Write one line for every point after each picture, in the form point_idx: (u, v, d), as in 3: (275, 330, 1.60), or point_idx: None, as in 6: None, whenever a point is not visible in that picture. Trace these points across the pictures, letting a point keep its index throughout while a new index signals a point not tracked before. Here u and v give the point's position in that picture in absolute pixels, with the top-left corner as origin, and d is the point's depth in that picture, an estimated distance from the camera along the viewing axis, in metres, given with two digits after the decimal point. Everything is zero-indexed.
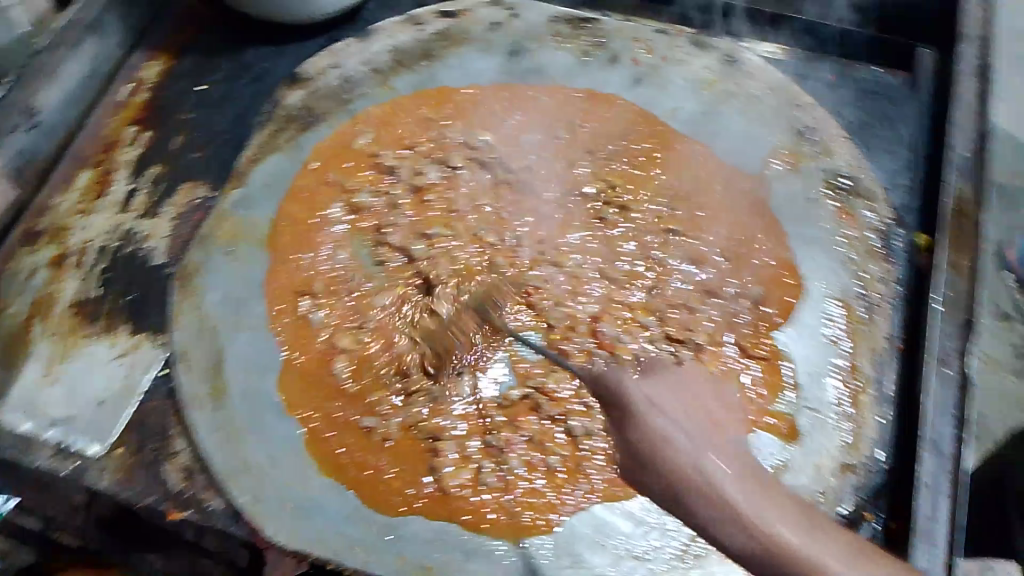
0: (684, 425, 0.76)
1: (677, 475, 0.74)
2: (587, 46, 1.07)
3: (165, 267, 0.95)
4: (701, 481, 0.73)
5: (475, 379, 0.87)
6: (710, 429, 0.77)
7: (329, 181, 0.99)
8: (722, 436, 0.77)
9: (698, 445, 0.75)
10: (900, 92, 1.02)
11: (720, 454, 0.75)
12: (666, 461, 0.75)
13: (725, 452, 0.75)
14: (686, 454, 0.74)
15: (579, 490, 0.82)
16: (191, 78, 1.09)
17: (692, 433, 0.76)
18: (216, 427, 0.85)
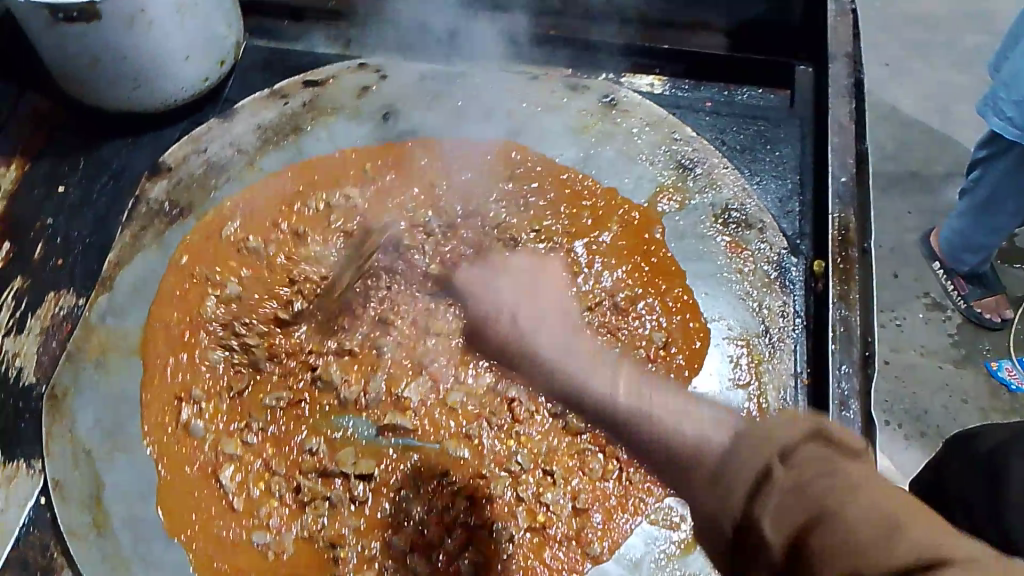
0: (519, 282, 0.60)
1: (517, 351, 0.58)
2: (461, 100, 1.05)
3: (37, 388, 0.88)
4: (546, 361, 0.57)
5: (379, 471, 0.81)
6: (529, 292, 0.60)
7: (199, 276, 0.93)
8: (551, 303, 0.59)
9: (541, 323, 0.58)
10: (778, 113, 1.04)
11: (528, 315, 0.58)
12: (490, 331, 0.59)
13: (563, 325, 0.58)
14: (521, 330, 0.58)
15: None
16: (45, 181, 1.02)
17: (518, 302, 0.59)
18: (100, 559, 0.78)
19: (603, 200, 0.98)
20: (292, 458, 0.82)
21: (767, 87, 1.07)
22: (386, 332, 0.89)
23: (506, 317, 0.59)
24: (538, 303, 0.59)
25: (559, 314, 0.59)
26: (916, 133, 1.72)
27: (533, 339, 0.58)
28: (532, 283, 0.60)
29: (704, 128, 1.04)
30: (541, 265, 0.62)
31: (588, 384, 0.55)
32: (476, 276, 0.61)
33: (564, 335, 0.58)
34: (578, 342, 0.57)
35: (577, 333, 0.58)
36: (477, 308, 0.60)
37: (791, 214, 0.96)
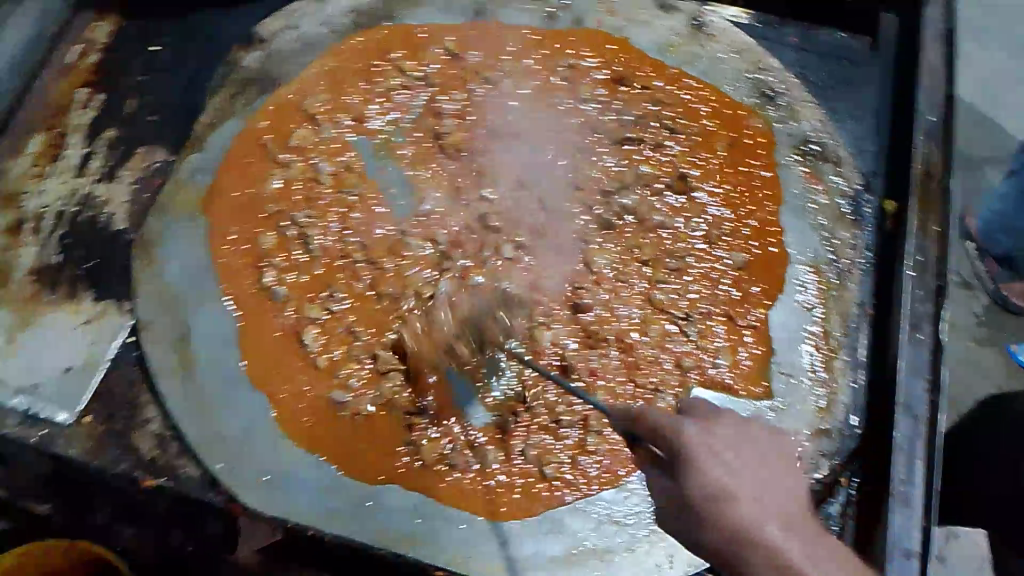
0: (713, 426, 0.60)
1: (735, 548, 0.55)
2: (551, 9, 1.07)
3: (127, 235, 0.91)
4: (691, 465, 0.57)
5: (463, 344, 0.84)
6: (762, 452, 0.59)
7: (291, 145, 0.95)
8: (744, 459, 0.58)
9: (735, 472, 0.57)
10: (860, 54, 1.06)
11: (736, 481, 0.57)
12: (684, 479, 0.57)
13: (778, 491, 0.57)
14: (718, 488, 0.56)
15: (578, 481, 0.80)
16: (139, 38, 1.04)
17: (713, 446, 0.58)
18: (187, 398, 0.81)
19: (683, 120, 0.99)
20: (372, 328, 0.85)
21: (854, 31, 1.09)
22: (471, 235, 0.91)
23: (681, 451, 0.58)
24: (768, 468, 0.58)
25: (770, 489, 0.57)
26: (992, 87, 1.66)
27: (709, 462, 0.57)
28: (758, 452, 0.59)
29: (787, 62, 1.06)
30: (747, 435, 0.60)
31: (759, 521, 0.55)
32: (698, 437, 0.58)
33: (748, 482, 0.57)
34: (762, 468, 0.58)
35: (777, 471, 0.59)
36: (668, 442, 0.59)
37: (866, 152, 0.99)
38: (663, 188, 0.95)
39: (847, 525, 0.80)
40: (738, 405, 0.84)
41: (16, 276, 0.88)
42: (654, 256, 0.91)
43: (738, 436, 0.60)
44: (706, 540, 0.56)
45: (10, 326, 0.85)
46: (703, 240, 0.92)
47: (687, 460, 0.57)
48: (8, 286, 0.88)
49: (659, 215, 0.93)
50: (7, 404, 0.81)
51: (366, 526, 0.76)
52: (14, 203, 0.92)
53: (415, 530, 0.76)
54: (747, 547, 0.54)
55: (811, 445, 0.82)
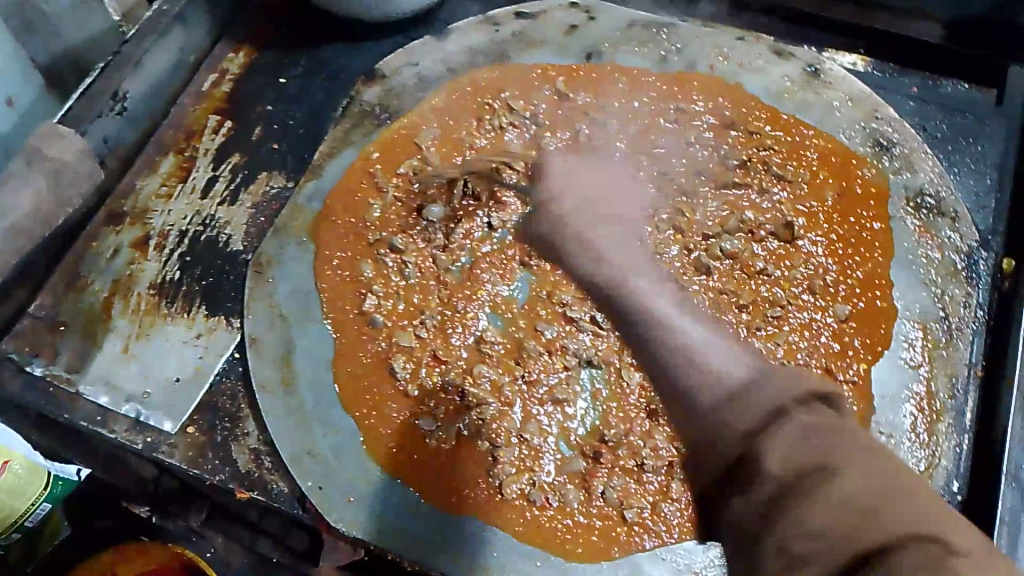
0: (575, 167, 0.69)
1: (560, 242, 0.65)
2: (664, 52, 1.07)
3: (243, 255, 0.96)
4: (552, 195, 0.67)
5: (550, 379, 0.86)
6: (613, 186, 0.68)
7: (401, 178, 0.98)
8: (594, 186, 0.67)
9: (585, 199, 0.66)
10: (984, 108, 1.03)
11: (586, 206, 0.65)
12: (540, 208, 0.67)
13: (621, 222, 0.66)
14: (561, 207, 0.66)
15: (657, 528, 0.79)
16: (267, 69, 1.09)
17: (571, 180, 0.68)
18: (285, 413, 0.84)
19: (793, 166, 0.98)
20: (462, 358, 0.87)
21: (976, 82, 1.05)
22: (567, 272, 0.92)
23: (547, 190, 0.68)
24: (614, 215, 0.65)
25: (613, 217, 0.65)
26: None
27: (566, 207, 0.66)
28: (609, 191, 0.67)
29: (906, 112, 1.03)
30: (610, 184, 0.68)
31: (597, 236, 0.63)
32: (560, 174, 0.68)
33: (595, 206, 0.65)
34: (619, 203, 0.67)
35: (630, 215, 0.67)
36: (547, 183, 0.68)
37: (984, 208, 0.95)
38: (766, 236, 0.93)
39: None
40: None
41: (139, 288, 0.94)
42: (752, 302, 0.89)
43: (597, 178, 0.68)
44: (551, 243, 0.66)
45: (130, 335, 0.91)
46: (805, 290, 0.90)
47: (546, 194, 0.67)
48: (130, 297, 0.93)
49: (761, 261, 0.91)
50: (120, 410, 0.87)
51: (444, 555, 0.77)
52: (144, 219, 0.99)
53: (493, 561, 0.77)
54: (591, 257, 0.62)
55: None
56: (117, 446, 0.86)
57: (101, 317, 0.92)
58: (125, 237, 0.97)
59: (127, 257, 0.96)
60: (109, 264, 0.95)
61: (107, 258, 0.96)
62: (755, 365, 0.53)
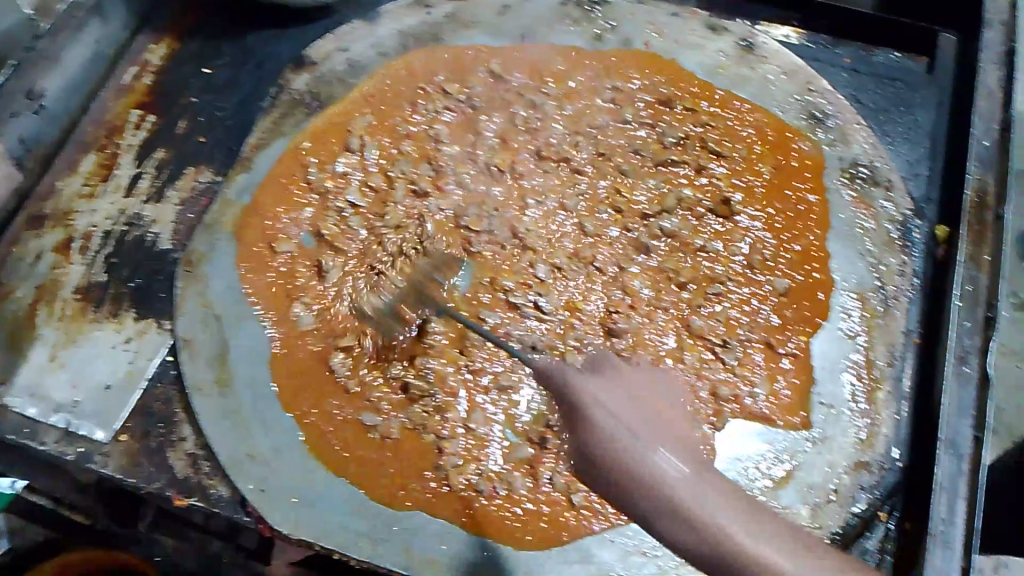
0: (596, 369, 0.68)
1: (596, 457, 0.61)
2: (599, 30, 1.05)
3: (172, 254, 0.93)
4: (580, 404, 0.64)
5: (493, 364, 0.84)
6: (640, 380, 0.68)
7: (333, 169, 0.96)
8: (619, 396, 0.65)
9: (625, 397, 0.65)
10: (917, 77, 1.03)
11: (632, 406, 0.64)
12: (574, 418, 0.64)
13: (662, 419, 0.64)
14: (591, 421, 0.63)
15: (605, 511, 0.78)
16: (191, 60, 1.06)
17: (595, 385, 0.65)
18: (222, 416, 0.82)
19: (730, 142, 0.97)
20: (404, 348, 0.85)
21: (910, 51, 1.06)
22: (508, 258, 0.91)
23: (572, 396, 0.65)
24: (637, 401, 0.65)
25: (637, 414, 0.64)
26: None
27: (588, 389, 0.65)
28: (631, 389, 0.66)
29: (840, 83, 1.03)
30: (647, 381, 0.68)
31: (641, 451, 0.60)
32: (574, 378, 0.66)
33: (622, 410, 0.63)
34: (641, 403, 0.65)
35: (653, 410, 0.65)
36: (573, 387, 0.65)
37: (918, 176, 0.96)
38: (705, 212, 0.93)
39: (884, 562, 0.77)
40: (777, 435, 0.81)
41: (64, 292, 0.91)
42: (693, 279, 0.89)
43: (619, 381, 0.66)
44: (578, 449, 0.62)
45: (56, 342, 0.88)
46: (744, 264, 0.90)
47: (575, 404, 0.65)
48: (55, 302, 0.90)
49: (701, 238, 0.91)
50: (48, 421, 0.83)
51: (392, 550, 0.76)
52: (67, 222, 0.95)
53: (443, 552, 0.76)
54: (636, 470, 0.59)
55: (848, 478, 0.79)
56: (48, 458, 0.84)
57: (24, 325, 0.88)
58: (47, 240, 0.94)
59: (50, 261, 0.92)
60: (32, 269, 0.92)
61: (29, 264, 0.92)
62: None
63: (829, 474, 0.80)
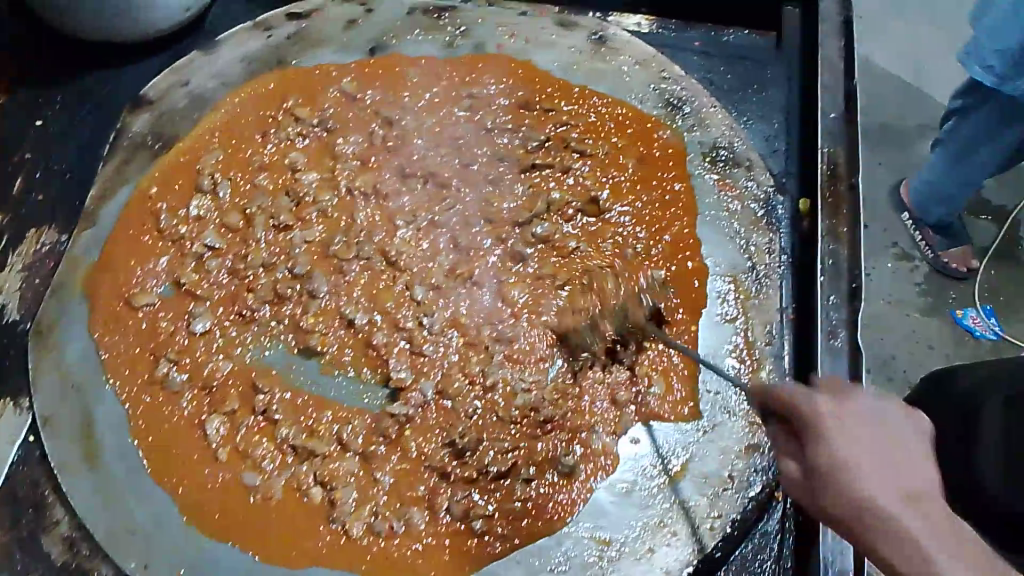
0: (842, 405, 0.53)
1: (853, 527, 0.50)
2: (451, 37, 1.03)
3: (21, 325, 0.87)
4: (816, 431, 0.53)
5: (382, 389, 0.83)
6: (888, 439, 0.51)
7: (187, 213, 0.91)
8: (866, 442, 0.51)
9: (868, 447, 0.51)
10: (767, 54, 1.05)
11: (889, 483, 0.49)
12: (814, 452, 0.53)
13: (898, 465, 0.50)
14: (840, 462, 0.51)
15: (507, 533, 0.76)
16: (20, 112, 0.99)
17: (839, 417, 0.53)
18: (93, 492, 0.77)
19: (591, 140, 0.97)
20: (285, 396, 0.82)
21: (758, 28, 1.07)
22: (383, 284, 0.88)
23: (816, 427, 0.53)
24: (901, 465, 0.50)
25: (904, 472, 0.50)
26: (908, 51, 1.64)
27: (822, 412, 0.53)
28: (879, 440, 0.51)
29: (692, 68, 1.04)
30: (885, 417, 0.53)
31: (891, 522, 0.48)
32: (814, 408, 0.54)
33: (886, 471, 0.50)
34: (875, 444, 0.51)
35: (882, 446, 0.51)
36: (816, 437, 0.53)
37: (777, 153, 0.98)
38: (575, 211, 0.92)
39: (785, 541, 0.79)
40: (668, 430, 0.81)
41: None
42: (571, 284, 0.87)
43: (861, 434, 0.51)
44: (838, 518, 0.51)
45: None
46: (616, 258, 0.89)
47: (818, 435, 0.53)
48: None
49: (575, 241, 0.90)
50: None
51: None
52: None
53: None
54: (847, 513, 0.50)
55: (742, 463, 0.80)
56: None
57: None
58: None
59: None
60: None
61: None
62: None
63: (723, 462, 0.80)
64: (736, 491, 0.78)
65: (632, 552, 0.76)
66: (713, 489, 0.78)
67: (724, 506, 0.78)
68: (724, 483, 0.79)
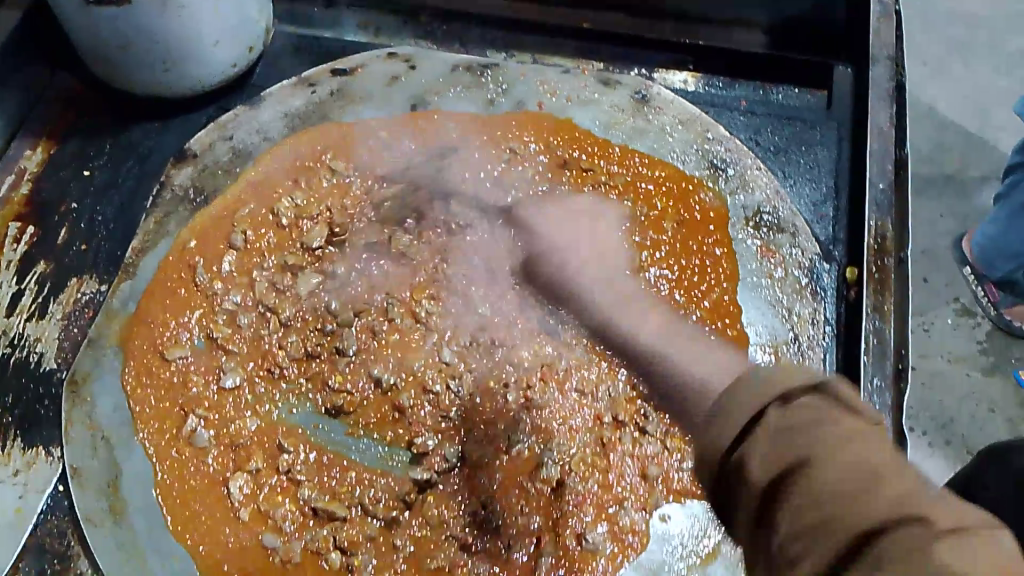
0: (527, 251, 0.68)
1: (586, 350, 0.67)
2: (492, 93, 1.02)
3: (58, 373, 0.88)
4: (501, 277, 0.66)
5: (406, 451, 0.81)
6: (579, 277, 0.69)
7: (223, 268, 0.91)
8: (568, 285, 0.68)
9: (551, 287, 0.67)
10: (815, 113, 1.02)
11: (597, 316, 0.66)
12: None
13: (616, 303, 0.70)
14: (539, 305, 0.65)
15: None
16: (69, 162, 1.01)
17: (524, 252, 0.68)
18: (115, 548, 0.77)
19: (630, 201, 0.95)
20: (310, 457, 0.81)
21: (807, 84, 1.05)
22: (414, 344, 0.87)
23: (491, 271, 0.66)
24: (592, 287, 0.69)
25: (597, 295, 0.68)
26: (971, 99, 1.59)
27: (507, 269, 0.67)
28: (575, 271, 0.69)
29: (736, 127, 1.01)
30: (600, 278, 0.71)
31: (624, 336, 0.66)
32: (495, 260, 0.66)
33: (573, 293, 0.69)
34: (592, 284, 0.67)
35: (587, 278, 0.68)
36: (489, 273, 0.66)
37: (824, 218, 0.94)
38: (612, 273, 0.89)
39: None
40: (702, 510, 0.77)
41: None
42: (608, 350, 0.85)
43: (550, 268, 0.67)
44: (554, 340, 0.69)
45: None
46: None
47: (500, 278, 0.66)
48: None
49: None
50: None
51: None
52: None
53: None
54: (592, 345, 0.68)
55: None
56: None
57: None
58: None
59: None
60: None
61: None
62: (739, 374, 0.51)
63: None
64: None
65: None
66: None
67: None
68: None
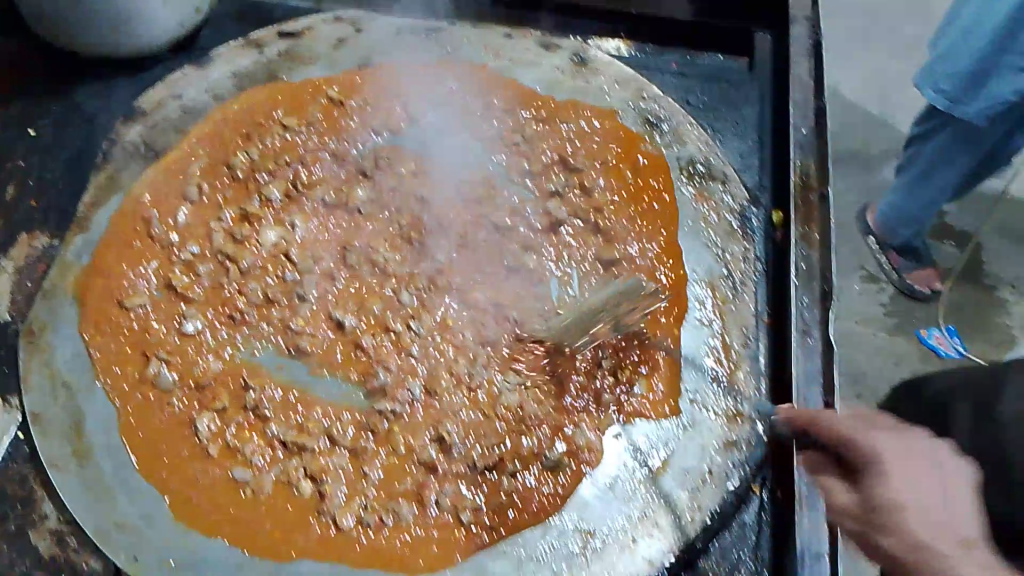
0: (913, 443, 0.59)
1: (903, 558, 0.54)
2: (437, 55, 1.07)
3: (12, 325, 0.88)
4: (902, 523, 0.55)
5: (365, 386, 0.84)
6: (944, 485, 0.56)
7: (179, 222, 0.93)
8: (930, 490, 0.56)
9: (917, 479, 0.56)
10: (739, 76, 1.09)
11: (930, 516, 0.54)
12: (867, 486, 0.58)
13: (931, 494, 0.55)
14: (898, 520, 0.55)
15: (493, 526, 0.78)
16: (14, 123, 1.00)
17: (918, 458, 0.58)
18: (84, 489, 0.78)
19: (572, 154, 1.01)
20: (277, 394, 0.83)
21: (729, 52, 1.12)
22: (372, 288, 0.90)
23: (872, 455, 0.59)
24: (943, 496, 0.55)
25: (939, 498, 0.55)
26: (873, 79, 1.71)
27: (879, 450, 0.59)
28: (938, 480, 0.56)
29: (670, 88, 1.09)
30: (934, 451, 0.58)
31: (912, 533, 0.54)
32: (880, 445, 0.59)
33: (925, 487, 0.56)
34: (919, 475, 0.56)
35: (939, 490, 0.55)
36: (871, 477, 0.58)
37: (750, 167, 1.02)
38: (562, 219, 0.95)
39: (762, 531, 0.80)
40: (650, 429, 0.83)
41: None
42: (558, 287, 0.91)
43: (915, 473, 0.57)
44: (883, 544, 0.56)
45: None
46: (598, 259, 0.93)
47: (872, 479, 0.58)
48: None
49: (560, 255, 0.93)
50: None
51: None
52: None
53: None
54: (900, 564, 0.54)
55: (721, 458, 0.81)
56: None
57: None
58: None
59: None
60: None
61: None
62: None
63: (702, 457, 0.81)
64: (715, 484, 0.80)
65: (616, 544, 0.77)
66: (692, 484, 0.80)
67: (703, 498, 0.79)
68: (704, 478, 0.80)
